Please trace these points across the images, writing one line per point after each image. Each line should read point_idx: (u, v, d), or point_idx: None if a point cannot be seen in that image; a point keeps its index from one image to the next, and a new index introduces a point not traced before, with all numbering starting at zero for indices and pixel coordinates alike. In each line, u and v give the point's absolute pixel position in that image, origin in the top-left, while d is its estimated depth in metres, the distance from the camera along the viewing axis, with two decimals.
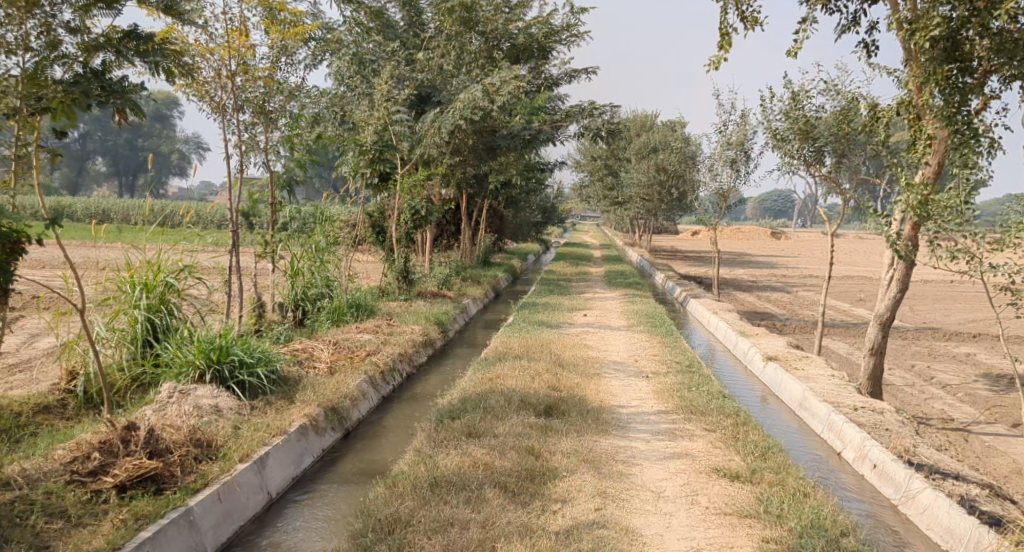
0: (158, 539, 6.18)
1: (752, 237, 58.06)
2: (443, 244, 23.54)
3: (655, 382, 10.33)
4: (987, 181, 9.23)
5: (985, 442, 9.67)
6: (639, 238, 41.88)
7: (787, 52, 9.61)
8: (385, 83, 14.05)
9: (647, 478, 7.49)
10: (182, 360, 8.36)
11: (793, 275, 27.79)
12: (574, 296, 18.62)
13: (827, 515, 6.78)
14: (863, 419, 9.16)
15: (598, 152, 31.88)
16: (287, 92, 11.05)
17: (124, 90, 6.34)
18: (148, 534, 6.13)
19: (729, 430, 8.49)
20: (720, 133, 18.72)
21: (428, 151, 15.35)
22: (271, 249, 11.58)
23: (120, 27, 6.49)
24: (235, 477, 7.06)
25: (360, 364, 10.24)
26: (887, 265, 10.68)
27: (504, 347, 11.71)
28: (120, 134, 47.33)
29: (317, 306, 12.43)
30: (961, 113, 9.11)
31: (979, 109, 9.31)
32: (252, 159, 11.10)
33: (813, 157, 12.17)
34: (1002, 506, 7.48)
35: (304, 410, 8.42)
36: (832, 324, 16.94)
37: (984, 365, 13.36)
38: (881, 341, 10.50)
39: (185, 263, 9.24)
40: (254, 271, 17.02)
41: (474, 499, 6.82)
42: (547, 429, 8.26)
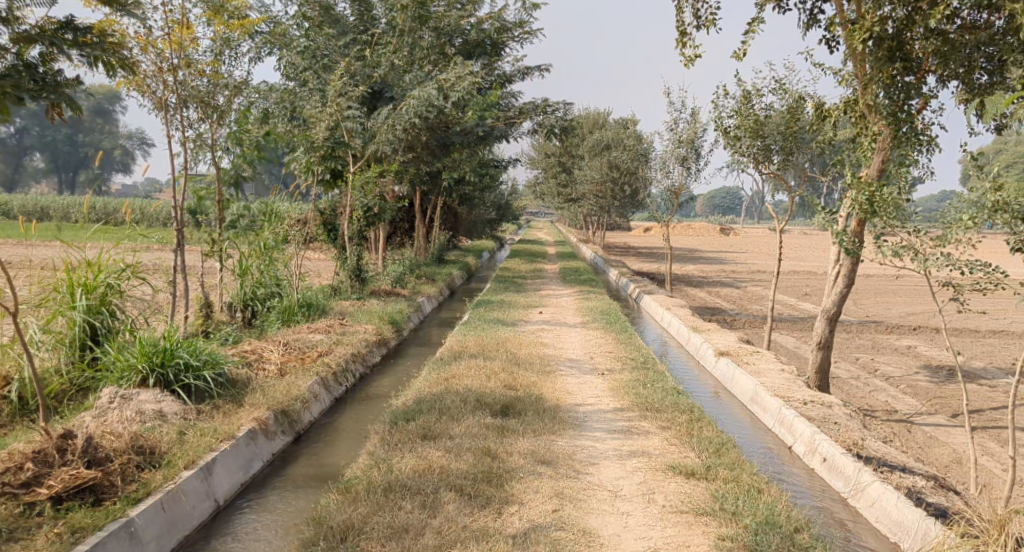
0: None
1: (702, 234, 58.73)
2: (396, 242, 23.29)
3: (610, 379, 10.32)
4: (927, 178, 9.40)
5: (928, 433, 9.86)
6: (592, 235, 42.07)
7: (736, 52, 9.65)
8: (336, 79, 13.83)
9: (603, 477, 7.45)
10: (124, 364, 8.08)
11: (742, 271, 28.14)
12: (527, 293, 18.56)
13: (781, 511, 6.81)
14: (813, 413, 9.25)
15: (551, 149, 31.87)
16: (233, 87, 10.79)
17: (59, 84, 6.09)
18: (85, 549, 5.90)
19: (683, 426, 8.50)
20: (671, 130, 18.82)
21: (382, 148, 15.13)
22: (218, 248, 11.30)
23: (54, 18, 6.19)
24: (179, 484, 6.84)
25: (312, 365, 10.04)
26: (835, 260, 10.81)
27: (458, 346, 11.60)
28: (60, 129, 46.15)
29: (267, 306, 12.16)
30: (904, 111, 9.25)
31: (920, 108, 9.47)
32: (199, 157, 10.82)
33: (762, 154, 12.27)
34: (947, 497, 7.58)
35: (253, 414, 8.22)
36: (781, 318, 17.15)
37: (925, 357, 13.67)
38: (829, 335, 10.63)
39: (127, 263, 8.94)
40: (202, 270, 16.63)
41: (429, 503, 6.71)
42: (503, 429, 8.18)
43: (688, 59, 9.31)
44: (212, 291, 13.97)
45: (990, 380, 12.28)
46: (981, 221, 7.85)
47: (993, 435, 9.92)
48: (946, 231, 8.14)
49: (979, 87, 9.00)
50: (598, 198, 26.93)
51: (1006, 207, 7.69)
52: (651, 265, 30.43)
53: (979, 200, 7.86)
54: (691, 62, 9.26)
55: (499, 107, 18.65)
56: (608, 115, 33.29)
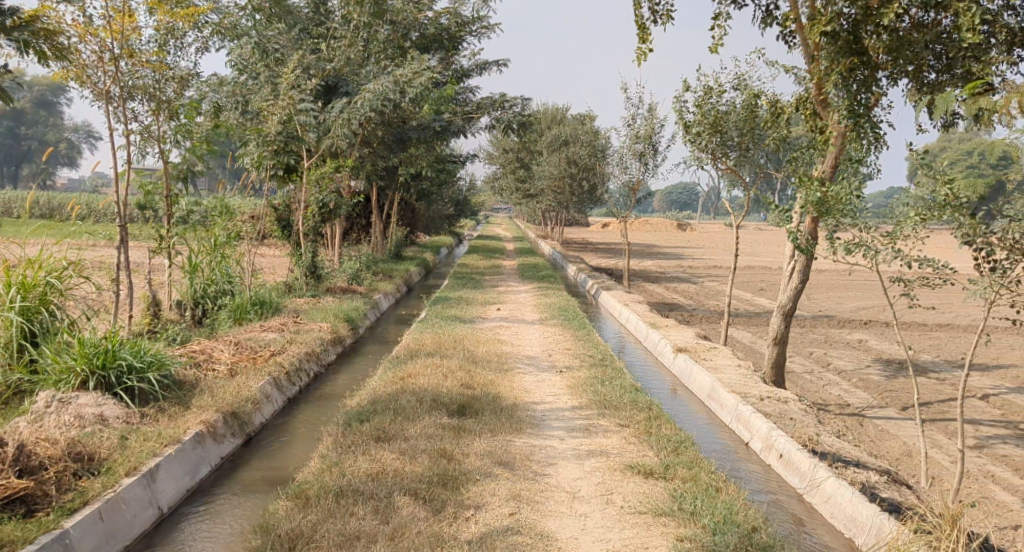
0: None
1: (659, 230, 59.10)
2: (353, 238, 22.93)
3: (568, 377, 10.22)
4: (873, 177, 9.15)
5: (879, 426, 9.93)
6: (551, 231, 42.05)
7: (708, 49, 9.68)
8: (290, 72, 13.51)
9: (562, 478, 7.35)
10: (62, 367, 7.77)
11: (698, 266, 28.29)
12: (485, 290, 18.39)
13: (739, 510, 6.76)
14: (769, 408, 9.25)
15: (510, 145, 31.72)
16: (180, 79, 10.50)
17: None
18: None
19: (642, 424, 8.42)
20: (628, 126, 18.82)
21: (337, 142, 14.79)
22: (167, 245, 10.95)
23: None
24: (119, 493, 6.59)
25: (264, 365, 9.78)
26: (789, 256, 10.84)
27: (414, 344, 11.40)
28: (2, 121, 44.80)
29: (218, 304, 11.81)
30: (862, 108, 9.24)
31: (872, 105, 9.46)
32: (146, 151, 10.49)
33: (720, 150, 12.24)
34: (901, 492, 7.61)
35: (200, 417, 7.96)
36: (737, 314, 17.24)
37: (876, 351, 13.83)
38: (784, 331, 10.66)
39: (68, 261, 8.61)
40: (150, 268, 16.16)
41: (382, 509, 6.53)
42: (459, 430, 8.02)
43: (645, 54, 9.24)
44: (161, 290, 13.56)
45: (939, 373, 12.46)
46: (930, 218, 7.91)
47: (943, 427, 10.03)
48: (896, 227, 8.21)
49: (928, 84, 9.07)
50: (556, 194, 26.85)
51: (955, 201, 7.74)
52: (608, 261, 30.48)
53: (930, 196, 7.90)
54: (647, 56, 9.16)
55: (456, 102, 18.44)
56: (566, 110, 33.25)
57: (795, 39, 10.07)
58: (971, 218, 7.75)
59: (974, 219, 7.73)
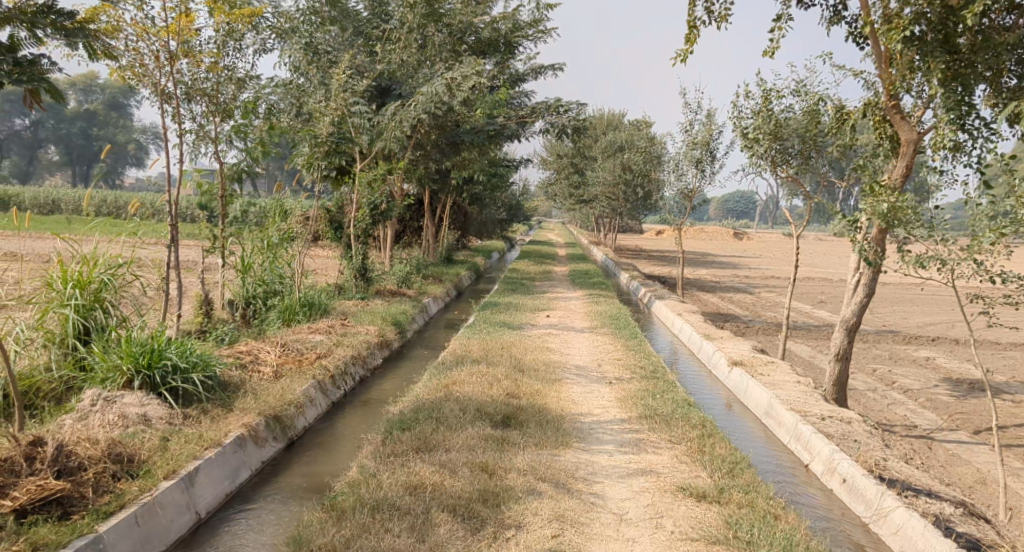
0: None
1: (715, 237, 58.21)
2: (405, 241, 22.88)
3: (618, 389, 9.88)
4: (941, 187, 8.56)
5: (948, 451, 9.37)
6: (604, 238, 41.55)
7: (764, 52, 9.26)
8: (343, 73, 13.39)
9: (609, 497, 7.03)
10: (108, 365, 7.71)
11: (755, 276, 27.58)
12: (536, 296, 18.12)
13: (800, 542, 6.36)
14: (831, 429, 8.78)
15: (564, 150, 31.35)
16: (237, 81, 10.41)
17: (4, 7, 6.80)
18: None
19: (695, 442, 8.05)
20: (685, 132, 18.37)
21: (389, 145, 14.63)
22: (220, 244, 10.91)
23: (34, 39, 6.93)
24: (156, 497, 6.50)
25: (309, 368, 9.64)
26: (855, 268, 10.34)
27: (462, 350, 11.17)
28: (75, 121, 46.28)
29: (267, 304, 11.75)
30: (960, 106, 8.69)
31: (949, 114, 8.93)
32: (202, 151, 10.46)
33: (780, 157, 11.75)
34: (977, 527, 7.10)
35: (242, 420, 7.84)
36: (795, 326, 16.67)
37: (943, 369, 13.17)
38: (847, 346, 10.16)
39: (123, 258, 8.56)
40: (204, 267, 16.25)
41: (420, 526, 6.30)
42: (503, 442, 7.76)
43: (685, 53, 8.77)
44: (212, 289, 13.59)
45: (1013, 395, 11.77)
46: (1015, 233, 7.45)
47: (1018, 454, 9.44)
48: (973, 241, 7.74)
49: (1009, 90, 8.60)
50: (609, 201, 26.45)
51: None
52: (663, 269, 29.98)
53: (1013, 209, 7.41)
54: (689, 55, 8.66)
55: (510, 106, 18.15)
56: (623, 116, 32.81)
57: (866, 42, 9.65)
58: None
59: None
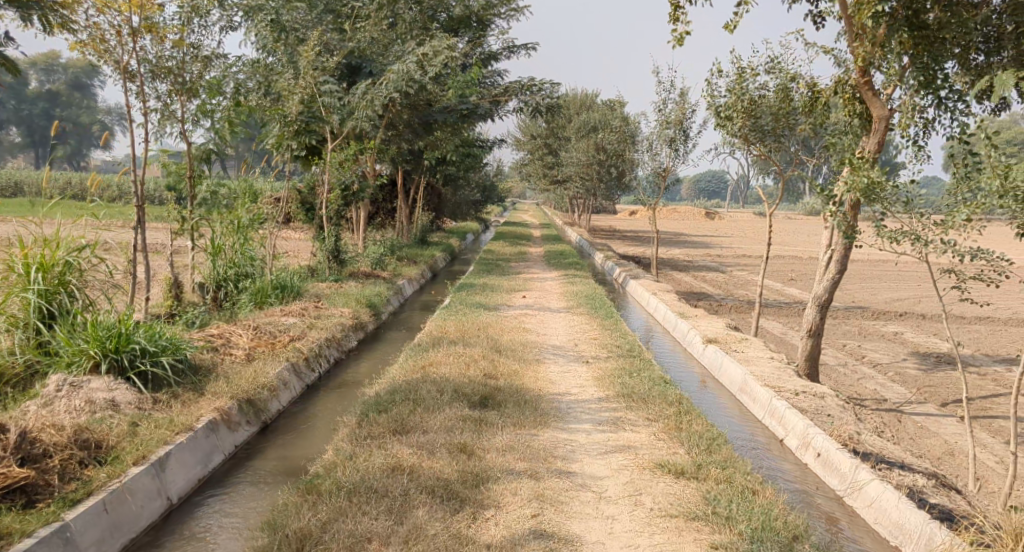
0: None
1: (686, 217, 58.45)
2: (378, 222, 22.66)
3: (594, 368, 9.85)
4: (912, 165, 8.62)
5: (917, 423, 9.46)
6: (578, 219, 41.55)
7: (726, 26, 9.04)
8: (312, 50, 13.15)
9: (587, 476, 6.99)
10: (74, 349, 7.53)
11: (727, 255, 27.73)
12: (510, 276, 18.03)
13: (778, 517, 6.36)
14: (804, 404, 8.81)
15: (537, 130, 31.18)
16: (203, 59, 10.17)
17: None
18: None
19: (672, 420, 8.02)
20: (659, 111, 18.29)
21: (360, 125, 14.39)
22: (189, 226, 10.68)
23: None
24: (125, 483, 6.36)
25: (282, 351, 9.50)
26: (827, 244, 10.35)
27: (437, 331, 11.06)
28: (37, 103, 45.21)
29: (238, 287, 11.55)
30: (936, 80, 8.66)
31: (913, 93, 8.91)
32: (168, 130, 10.22)
33: (753, 135, 11.73)
34: (950, 498, 7.14)
35: (214, 404, 7.70)
36: (768, 304, 16.74)
37: (912, 343, 13.30)
38: (819, 322, 10.19)
39: (87, 240, 8.34)
40: (173, 251, 15.94)
41: (397, 508, 6.21)
42: (481, 422, 7.69)
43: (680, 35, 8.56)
44: (181, 273, 13.34)
45: (981, 368, 11.91)
46: (988, 207, 7.44)
47: (986, 425, 9.55)
48: (949, 216, 7.71)
49: (977, 67, 8.64)
50: (583, 180, 26.38)
51: (1013, 190, 7.28)
52: (637, 249, 30.02)
53: (986, 184, 7.45)
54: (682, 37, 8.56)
55: (483, 85, 17.97)
56: (597, 96, 32.67)
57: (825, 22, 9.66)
58: None
59: None
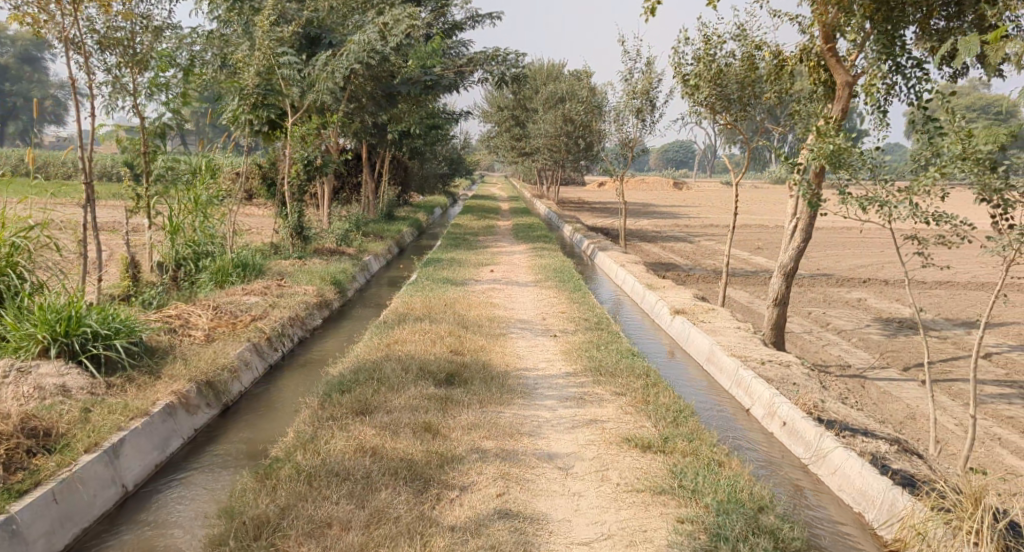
0: None
1: (654, 188, 58.52)
2: (343, 197, 22.33)
3: (562, 342, 9.76)
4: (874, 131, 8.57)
5: (881, 388, 9.51)
6: (546, 191, 41.37)
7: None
8: (268, 20, 12.76)
9: (553, 452, 6.92)
10: (21, 333, 7.25)
11: (695, 225, 27.75)
12: (478, 251, 17.84)
13: (744, 488, 6.32)
14: (770, 373, 8.80)
15: (504, 102, 30.82)
16: (153, 29, 9.81)
17: None
18: None
19: (639, 393, 7.96)
20: (625, 80, 18.09)
21: (321, 97, 14.05)
22: (144, 205, 10.35)
23: None
24: (76, 472, 6.16)
25: (243, 331, 9.28)
26: (792, 213, 10.31)
27: (403, 307, 10.89)
28: None
29: (198, 266, 11.26)
30: (897, 45, 8.56)
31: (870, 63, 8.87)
32: (119, 104, 9.86)
33: (719, 104, 11.60)
34: (913, 463, 7.15)
35: (172, 387, 7.49)
36: (735, 273, 16.75)
37: (875, 309, 13.39)
38: (785, 291, 10.17)
39: (34, 219, 8.02)
40: (131, 230, 15.53)
41: (359, 492, 6.08)
42: (446, 401, 7.56)
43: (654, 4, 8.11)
44: (140, 252, 13.00)
45: (942, 332, 12.01)
46: (951, 171, 7.40)
47: (947, 388, 9.63)
48: (913, 183, 7.67)
49: (937, 33, 8.55)
50: (551, 152, 26.18)
51: (974, 155, 7.25)
52: (606, 220, 29.94)
53: (949, 148, 7.41)
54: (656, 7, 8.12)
55: (447, 56, 17.64)
56: (563, 66, 32.37)
57: None
58: (990, 171, 7.26)
59: (992, 172, 7.23)
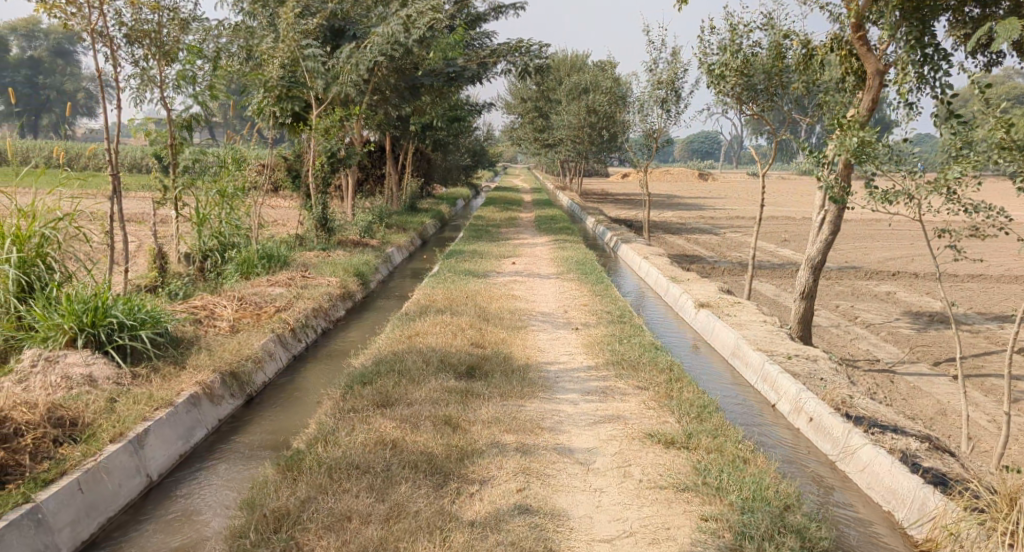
0: None
1: (679, 179, 58.17)
2: (367, 189, 22.39)
3: (584, 335, 9.71)
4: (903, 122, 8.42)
5: (910, 383, 9.37)
6: (570, 183, 41.23)
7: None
8: (292, 12, 12.78)
9: (576, 447, 6.88)
10: (49, 323, 7.31)
11: (720, 217, 27.52)
12: (501, 243, 17.81)
13: (769, 486, 6.25)
14: (797, 368, 8.70)
15: (528, 93, 30.72)
16: (181, 22, 9.83)
17: None
18: None
19: (662, 388, 7.91)
20: (650, 71, 17.94)
21: (345, 89, 14.07)
22: (171, 196, 10.40)
23: None
24: (101, 462, 6.22)
25: (267, 322, 9.32)
26: (820, 205, 10.17)
27: (425, 299, 10.88)
28: (20, 72, 44.55)
29: (224, 257, 11.32)
30: (929, 36, 8.39)
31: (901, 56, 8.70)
32: (147, 97, 9.91)
33: (745, 95, 11.46)
34: (944, 462, 7.04)
35: (196, 377, 7.54)
36: (761, 265, 16.60)
37: (905, 303, 13.19)
38: (812, 285, 10.05)
39: (63, 210, 8.07)
40: (158, 221, 15.68)
41: (380, 485, 6.08)
42: (467, 394, 7.55)
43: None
44: (166, 243, 13.12)
45: (973, 327, 11.81)
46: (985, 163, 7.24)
47: (978, 384, 9.47)
48: (943, 174, 7.53)
49: (972, 20, 8.38)
50: (575, 143, 26.07)
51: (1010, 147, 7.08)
52: (630, 212, 29.77)
53: (985, 139, 7.24)
54: None
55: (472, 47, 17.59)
56: (587, 57, 32.21)
57: None
58: None
59: None
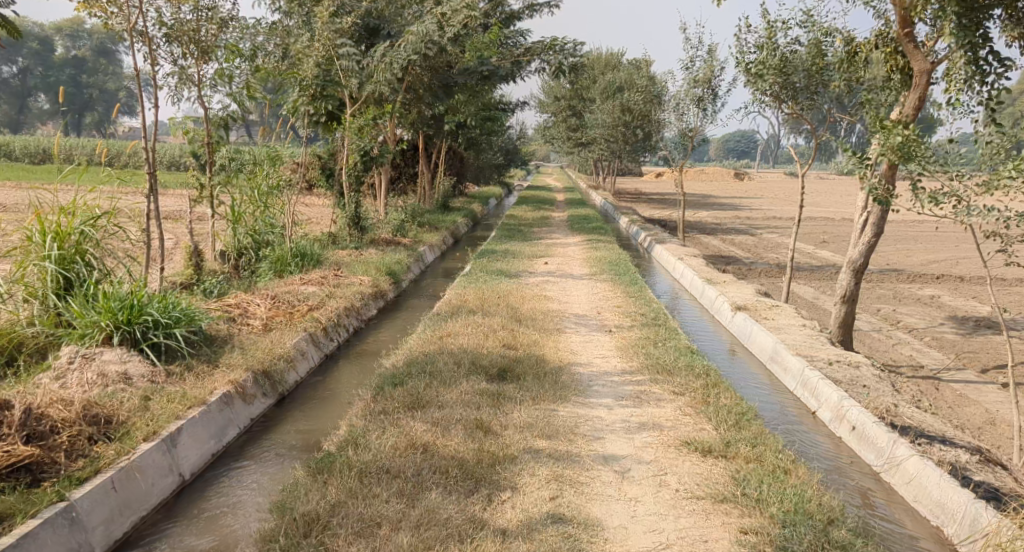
0: (25, 546, 5.35)
1: (713, 178, 57.63)
2: (400, 187, 22.37)
3: (619, 338, 9.56)
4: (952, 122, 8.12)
5: (956, 391, 9.08)
6: (604, 182, 40.98)
7: None
8: (328, 10, 12.76)
9: (610, 453, 6.74)
10: (87, 321, 7.33)
11: (757, 217, 27.14)
12: (534, 242, 17.67)
13: (812, 499, 6.06)
14: (839, 374, 8.47)
15: (562, 91, 30.53)
16: (219, 21, 9.80)
17: None
18: (12, 541, 5.31)
19: (699, 393, 7.73)
20: (686, 69, 17.70)
21: (379, 88, 14.03)
22: (208, 194, 10.40)
23: None
24: (134, 461, 6.20)
25: (299, 321, 9.29)
26: (862, 207, 9.89)
27: (457, 300, 10.79)
28: (64, 71, 45.37)
29: (259, 255, 11.32)
30: (981, 33, 8.09)
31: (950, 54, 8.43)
32: (184, 95, 9.91)
33: (785, 94, 11.21)
34: (995, 476, 6.79)
35: (229, 376, 7.51)
36: (799, 267, 16.28)
37: (949, 307, 12.84)
38: (854, 288, 9.79)
39: (103, 208, 8.11)
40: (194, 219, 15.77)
41: (410, 491, 6.00)
42: (499, 397, 7.44)
43: None
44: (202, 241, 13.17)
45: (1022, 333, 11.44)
46: None
47: None
48: (994, 176, 7.23)
49: None
50: (609, 142, 25.85)
51: None
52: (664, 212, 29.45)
53: None
54: None
55: (506, 46, 17.48)
56: (621, 55, 31.94)
57: None
58: None
59: None
